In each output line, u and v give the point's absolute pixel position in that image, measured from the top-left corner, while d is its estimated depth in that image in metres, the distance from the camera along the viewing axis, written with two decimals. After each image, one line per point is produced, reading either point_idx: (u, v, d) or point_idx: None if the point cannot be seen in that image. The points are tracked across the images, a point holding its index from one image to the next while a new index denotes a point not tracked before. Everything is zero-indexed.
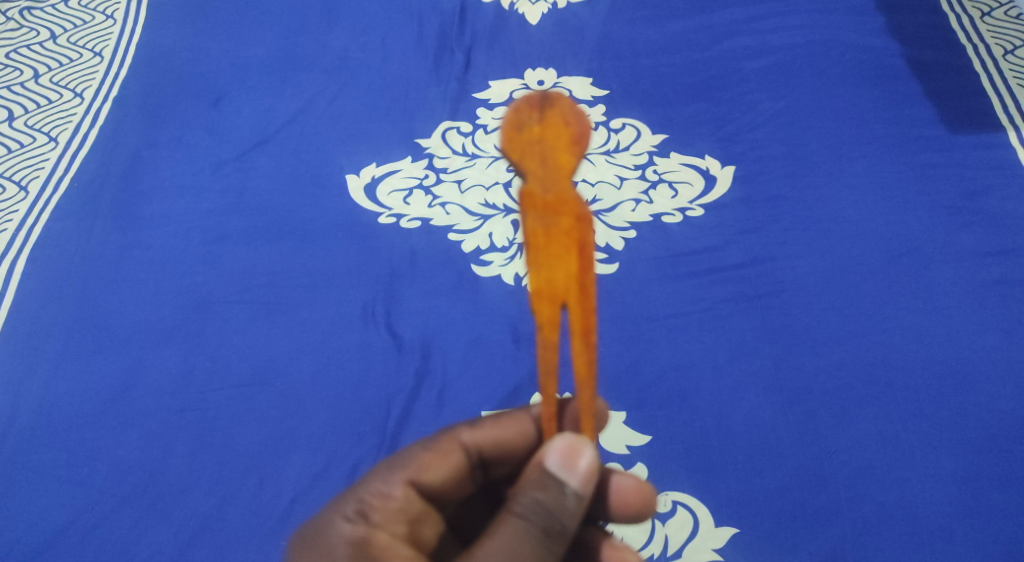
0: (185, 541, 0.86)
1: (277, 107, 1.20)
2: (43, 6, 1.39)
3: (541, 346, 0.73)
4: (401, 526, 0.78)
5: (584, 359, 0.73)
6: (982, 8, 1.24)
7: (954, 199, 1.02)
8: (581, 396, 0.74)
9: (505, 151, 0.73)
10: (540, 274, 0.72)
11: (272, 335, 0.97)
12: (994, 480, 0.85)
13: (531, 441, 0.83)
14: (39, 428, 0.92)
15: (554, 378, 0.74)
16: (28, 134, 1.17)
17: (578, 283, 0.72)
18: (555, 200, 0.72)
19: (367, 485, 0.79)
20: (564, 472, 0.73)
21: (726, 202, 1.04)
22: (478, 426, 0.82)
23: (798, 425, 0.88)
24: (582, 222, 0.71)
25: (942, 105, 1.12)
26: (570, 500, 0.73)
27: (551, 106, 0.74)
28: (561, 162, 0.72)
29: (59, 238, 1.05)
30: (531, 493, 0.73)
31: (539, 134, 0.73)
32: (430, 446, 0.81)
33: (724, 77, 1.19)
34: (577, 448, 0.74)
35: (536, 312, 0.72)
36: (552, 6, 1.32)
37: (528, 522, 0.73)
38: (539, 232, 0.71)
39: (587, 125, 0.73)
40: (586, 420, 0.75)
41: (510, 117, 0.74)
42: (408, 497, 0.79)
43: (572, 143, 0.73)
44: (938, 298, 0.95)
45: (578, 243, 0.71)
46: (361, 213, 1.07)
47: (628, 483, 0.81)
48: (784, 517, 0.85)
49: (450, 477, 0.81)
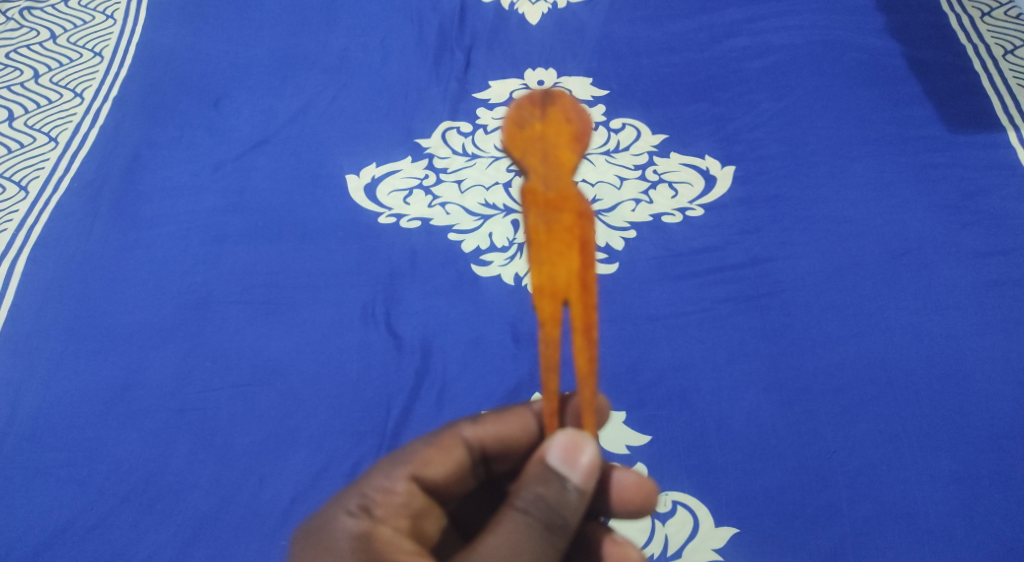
0: (185, 541, 0.86)
1: (277, 107, 1.20)
2: (42, 6, 1.39)
3: (544, 342, 0.73)
4: (404, 520, 0.78)
5: (585, 356, 0.73)
6: (982, 8, 1.24)
7: (954, 199, 1.02)
8: (582, 393, 0.74)
9: (506, 148, 0.74)
10: (542, 270, 0.72)
11: (272, 335, 0.97)
12: (994, 480, 0.85)
13: (533, 437, 0.83)
14: (39, 428, 0.92)
15: (555, 374, 0.73)
16: (28, 134, 1.17)
17: (580, 280, 0.72)
18: (557, 197, 0.72)
19: (370, 480, 0.79)
20: (565, 467, 0.73)
21: (726, 202, 1.04)
22: (480, 422, 0.82)
23: (798, 425, 0.89)
24: (584, 218, 0.72)
25: (942, 105, 1.12)
26: (571, 494, 0.73)
27: (553, 103, 0.75)
28: (562, 158, 0.74)
29: (59, 238, 1.05)
30: (532, 488, 0.73)
31: (541, 131, 0.74)
32: (433, 441, 0.81)
33: (724, 77, 1.19)
34: (579, 444, 0.74)
35: (538, 308, 0.72)
36: (553, 6, 1.32)
37: (530, 516, 0.73)
38: (541, 229, 0.72)
39: (588, 121, 0.74)
40: (588, 416, 0.75)
41: (513, 114, 0.75)
42: (410, 492, 0.79)
43: (574, 139, 0.74)
44: (938, 297, 0.95)
45: (580, 239, 0.72)
46: (361, 213, 1.07)
47: (629, 479, 0.81)
48: (783, 517, 0.85)
49: (452, 472, 0.81)
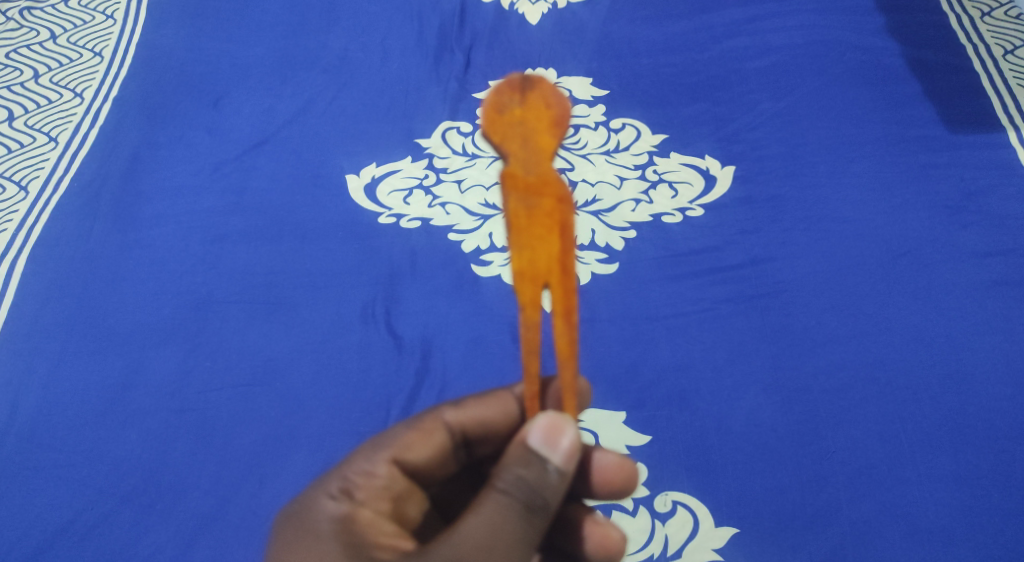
0: (185, 541, 0.86)
1: (277, 107, 1.20)
2: (43, 6, 1.39)
3: (525, 326, 0.73)
4: (385, 503, 0.78)
5: (566, 339, 0.73)
6: (982, 8, 1.24)
7: (955, 199, 1.02)
8: (563, 375, 0.74)
9: (486, 134, 0.74)
10: (523, 254, 0.72)
11: (272, 335, 0.97)
12: (995, 479, 0.85)
13: (515, 421, 0.83)
14: (38, 428, 0.92)
15: (536, 357, 0.74)
16: (28, 134, 1.17)
17: (560, 264, 0.72)
18: (537, 181, 0.72)
19: (352, 464, 0.79)
20: (546, 448, 0.73)
21: (726, 202, 1.04)
22: (461, 406, 0.82)
23: (798, 425, 0.89)
24: (564, 203, 0.72)
25: (941, 105, 1.12)
26: (552, 476, 0.73)
27: (532, 88, 0.75)
28: (542, 143, 0.73)
29: (58, 238, 1.05)
30: (513, 469, 0.73)
31: (520, 116, 0.74)
32: (414, 425, 0.82)
33: (724, 77, 1.19)
34: (560, 426, 0.74)
35: (519, 293, 0.73)
36: (553, 7, 1.32)
37: (511, 497, 0.73)
38: (522, 214, 0.72)
39: (567, 107, 0.74)
40: (569, 399, 0.75)
41: (491, 99, 0.75)
42: (392, 475, 0.79)
43: (553, 125, 0.74)
44: (938, 298, 0.95)
45: (561, 224, 0.72)
46: (361, 213, 1.07)
47: (610, 459, 0.81)
48: (784, 517, 0.85)
49: (434, 455, 0.81)
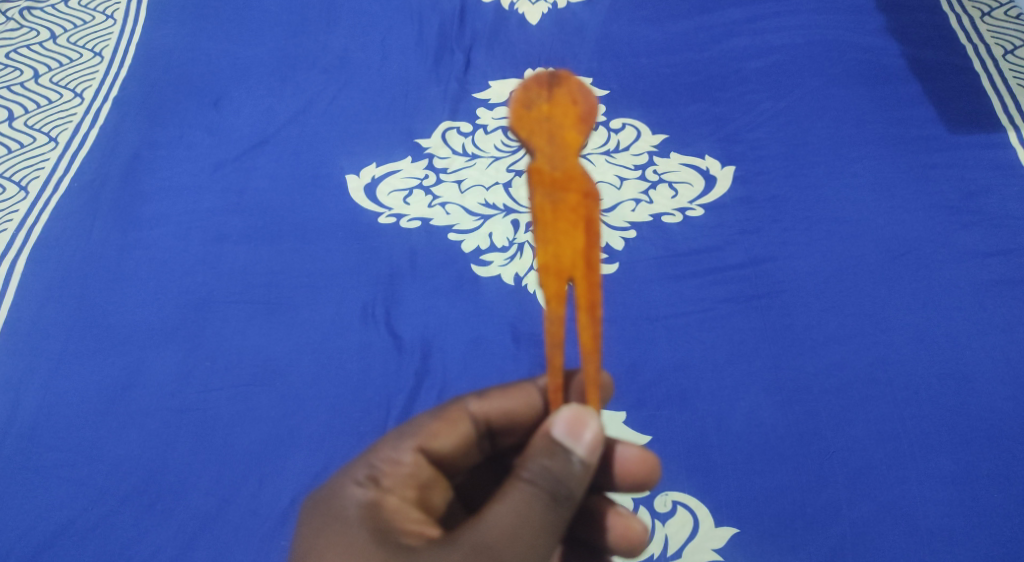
0: (184, 541, 0.86)
1: (278, 106, 1.20)
2: (43, 6, 1.39)
3: (550, 319, 0.74)
4: (411, 490, 0.78)
5: (590, 332, 0.73)
6: (982, 8, 1.24)
7: (955, 199, 1.02)
8: (587, 367, 0.74)
9: (514, 129, 0.74)
10: (547, 249, 0.73)
11: (272, 335, 0.97)
12: (995, 479, 0.85)
13: (537, 412, 0.83)
14: (38, 429, 0.92)
15: (560, 349, 0.74)
16: (28, 134, 1.17)
17: (585, 259, 0.73)
18: (563, 176, 0.72)
19: (378, 452, 0.79)
20: (569, 440, 0.73)
21: (726, 202, 1.04)
22: (485, 397, 0.82)
23: (798, 425, 0.89)
24: (589, 198, 0.73)
25: (940, 105, 1.12)
26: (576, 466, 0.73)
27: (560, 84, 0.75)
28: (568, 138, 0.73)
29: (59, 238, 1.05)
30: (538, 460, 0.73)
31: (547, 112, 0.74)
32: (439, 415, 0.82)
33: (724, 77, 1.19)
34: (583, 419, 0.73)
35: (544, 286, 0.73)
36: (552, 6, 1.32)
37: (536, 486, 0.73)
38: (547, 208, 0.72)
39: (593, 102, 0.75)
40: (592, 392, 0.75)
41: (519, 95, 0.75)
42: (418, 463, 0.79)
43: (579, 120, 0.74)
44: (938, 298, 0.95)
45: (585, 219, 0.72)
46: (361, 213, 1.06)
47: (631, 452, 0.81)
48: (784, 517, 0.85)
49: (458, 445, 0.81)
